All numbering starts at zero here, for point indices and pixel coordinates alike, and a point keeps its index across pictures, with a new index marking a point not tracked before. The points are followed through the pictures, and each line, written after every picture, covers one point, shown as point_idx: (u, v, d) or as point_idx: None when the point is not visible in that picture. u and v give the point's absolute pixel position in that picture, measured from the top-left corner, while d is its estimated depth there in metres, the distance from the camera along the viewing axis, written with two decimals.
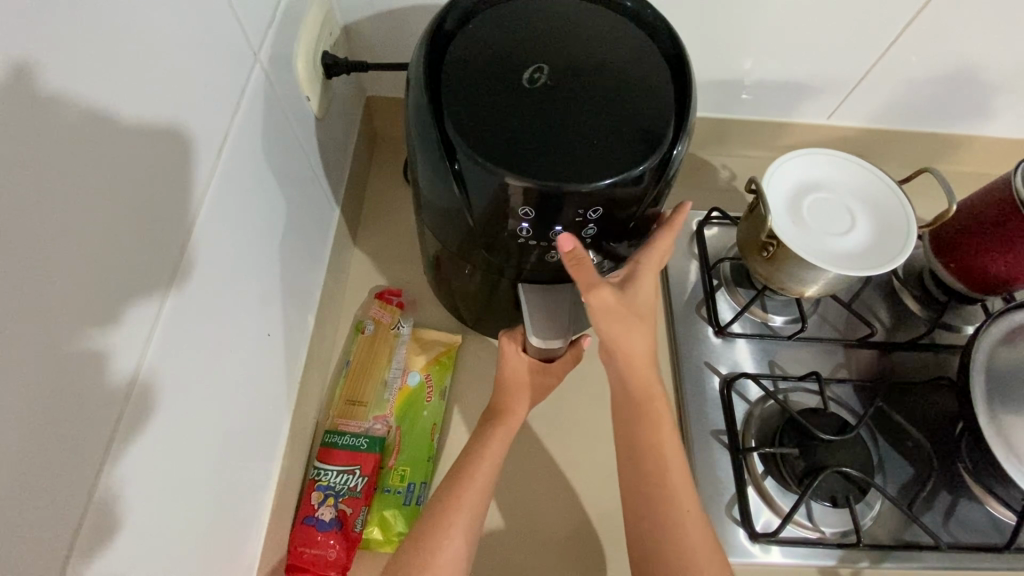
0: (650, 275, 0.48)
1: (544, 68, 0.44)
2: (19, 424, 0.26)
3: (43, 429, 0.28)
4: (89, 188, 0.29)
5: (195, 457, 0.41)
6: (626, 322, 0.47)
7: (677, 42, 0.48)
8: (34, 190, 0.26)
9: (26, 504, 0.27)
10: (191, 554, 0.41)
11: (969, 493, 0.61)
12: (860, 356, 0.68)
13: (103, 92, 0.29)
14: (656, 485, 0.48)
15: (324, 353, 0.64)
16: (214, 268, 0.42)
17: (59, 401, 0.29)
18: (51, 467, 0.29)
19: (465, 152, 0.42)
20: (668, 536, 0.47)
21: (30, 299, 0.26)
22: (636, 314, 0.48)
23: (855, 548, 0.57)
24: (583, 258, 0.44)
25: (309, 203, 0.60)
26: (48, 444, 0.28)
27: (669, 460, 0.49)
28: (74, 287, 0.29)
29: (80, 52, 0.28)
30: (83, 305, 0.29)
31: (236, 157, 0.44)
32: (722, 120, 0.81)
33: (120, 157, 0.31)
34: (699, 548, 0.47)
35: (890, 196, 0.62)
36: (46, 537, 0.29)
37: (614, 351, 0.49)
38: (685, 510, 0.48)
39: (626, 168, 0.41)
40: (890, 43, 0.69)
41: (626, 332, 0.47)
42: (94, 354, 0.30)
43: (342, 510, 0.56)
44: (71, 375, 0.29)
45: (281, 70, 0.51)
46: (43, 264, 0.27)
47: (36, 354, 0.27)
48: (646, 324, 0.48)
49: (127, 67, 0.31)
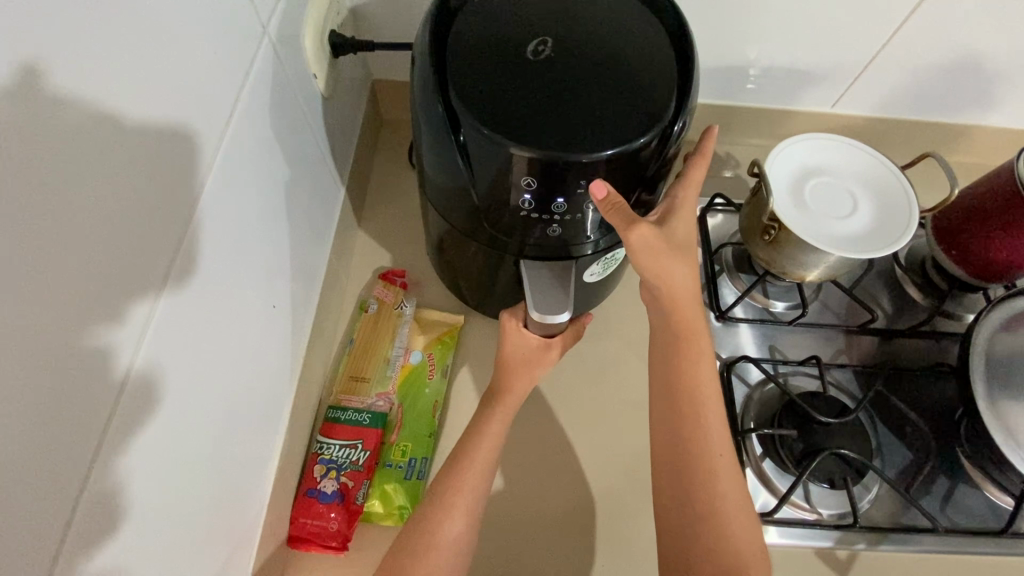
0: (686, 214, 0.50)
1: (548, 41, 0.45)
2: (22, 383, 0.26)
3: (49, 390, 0.28)
4: (91, 148, 0.29)
5: (199, 427, 0.41)
6: (664, 257, 0.47)
7: (679, 17, 0.48)
8: (31, 143, 0.26)
9: (30, 463, 0.27)
10: (194, 522, 0.42)
11: (968, 479, 0.62)
12: (860, 342, 0.69)
13: (107, 50, 0.29)
14: (693, 423, 0.48)
15: (328, 331, 0.65)
16: (220, 236, 0.43)
17: (60, 359, 0.28)
18: (52, 427, 0.29)
19: (470, 124, 0.42)
20: (706, 474, 0.46)
21: (31, 257, 0.26)
22: (676, 251, 0.48)
23: (852, 529, 0.57)
24: (618, 202, 0.43)
25: (315, 181, 0.60)
26: (48, 402, 0.28)
27: (707, 399, 0.48)
28: (79, 244, 0.29)
29: (84, 7, 0.28)
30: (82, 265, 0.29)
31: (243, 130, 0.45)
32: (726, 107, 0.81)
33: (123, 121, 0.31)
34: (729, 493, 0.46)
35: (891, 179, 0.62)
36: (47, 497, 0.29)
37: (660, 289, 0.49)
38: (719, 453, 0.47)
39: (628, 140, 0.42)
40: (896, 30, 0.70)
41: (670, 267, 0.48)
42: (94, 316, 0.30)
43: (344, 483, 0.57)
44: (73, 338, 0.29)
45: (289, 46, 0.52)
46: (46, 219, 0.27)
47: (35, 312, 0.27)
48: (687, 262, 0.49)
49: (130, 27, 0.31)
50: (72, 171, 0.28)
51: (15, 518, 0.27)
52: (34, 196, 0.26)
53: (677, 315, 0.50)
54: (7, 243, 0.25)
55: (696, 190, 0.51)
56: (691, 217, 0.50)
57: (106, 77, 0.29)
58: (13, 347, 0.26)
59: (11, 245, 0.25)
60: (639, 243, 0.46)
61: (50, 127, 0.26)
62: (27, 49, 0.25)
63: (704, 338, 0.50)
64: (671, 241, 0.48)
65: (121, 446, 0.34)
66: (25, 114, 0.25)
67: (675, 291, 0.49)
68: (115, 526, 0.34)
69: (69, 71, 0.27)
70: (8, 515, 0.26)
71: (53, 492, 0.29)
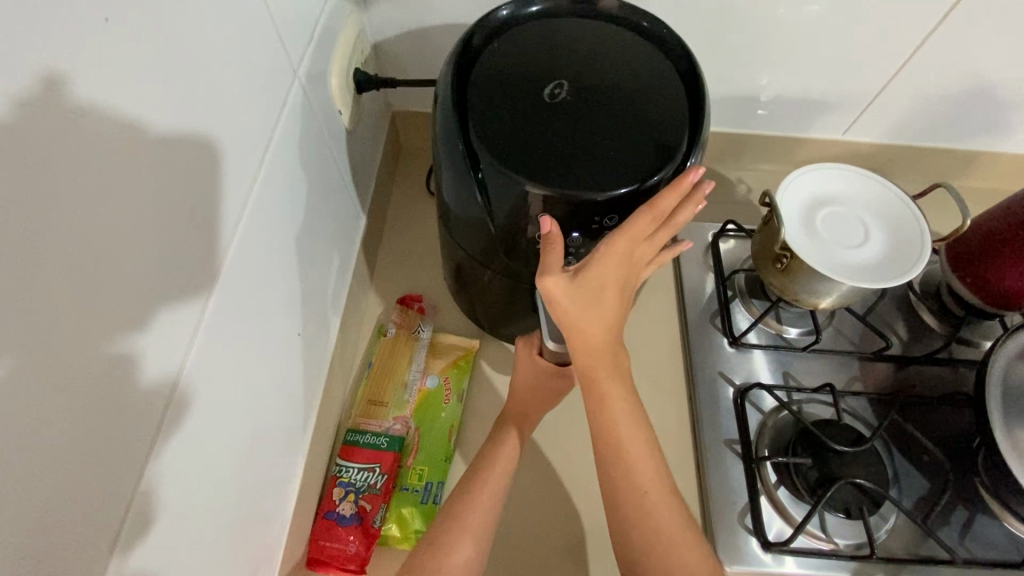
0: (614, 258, 0.42)
1: (564, 83, 0.47)
2: (75, 411, 0.28)
3: (97, 420, 0.30)
4: (133, 189, 0.31)
5: (225, 451, 0.43)
6: (579, 311, 0.42)
7: (691, 59, 0.50)
8: (85, 184, 0.27)
9: (77, 488, 0.29)
10: (219, 543, 0.43)
11: (987, 510, 0.61)
12: (875, 368, 0.69)
13: (153, 100, 0.31)
14: (622, 469, 0.45)
15: (348, 354, 0.67)
16: (250, 267, 0.45)
17: (108, 388, 0.30)
18: (99, 454, 0.30)
19: (489, 162, 0.44)
20: (631, 514, 0.45)
21: (80, 292, 0.28)
22: (595, 304, 0.42)
23: (869, 560, 0.56)
24: (556, 242, 0.42)
25: (338, 211, 0.63)
26: (90, 430, 0.29)
27: (629, 447, 0.45)
28: (122, 276, 0.31)
29: (136, 61, 0.30)
30: (127, 297, 0.31)
31: (274, 167, 0.47)
32: (738, 135, 0.82)
33: (164, 164, 0.33)
34: (661, 524, 0.45)
35: (903, 210, 0.63)
36: (88, 520, 0.30)
37: (574, 342, 0.44)
38: (642, 489, 0.45)
39: (641, 178, 0.43)
40: (906, 60, 0.71)
41: (583, 319, 0.42)
42: (134, 346, 0.32)
43: (361, 506, 0.58)
44: (113, 369, 0.30)
45: (317, 84, 0.55)
46: (92, 254, 0.28)
47: (81, 344, 0.28)
48: (607, 314, 0.43)
49: (176, 75, 0.33)
50: (120, 211, 0.30)
51: (58, 540, 0.28)
52: (91, 235, 0.28)
53: (597, 367, 0.44)
54: (69, 281, 0.27)
55: (649, 226, 0.42)
56: (633, 262, 0.43)
57: (150, 123, 0.31)
58: (61, 377, 0.27)
59: (72, 285, 0.27)
60: (547, 297, 0.42)
61: (105, 170, 0.29)
62: (80, 97, 0.26)
63: (618, 388, 0.45)
64: (591, 291, 0.41)
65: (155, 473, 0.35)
66: (85, 165, 0.27)
67: (590, 344, 0.43)
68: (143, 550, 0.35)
69: (125, 124, 0.29)
70: (54, 534, 0.28)
71: (95, 515, 0.31)
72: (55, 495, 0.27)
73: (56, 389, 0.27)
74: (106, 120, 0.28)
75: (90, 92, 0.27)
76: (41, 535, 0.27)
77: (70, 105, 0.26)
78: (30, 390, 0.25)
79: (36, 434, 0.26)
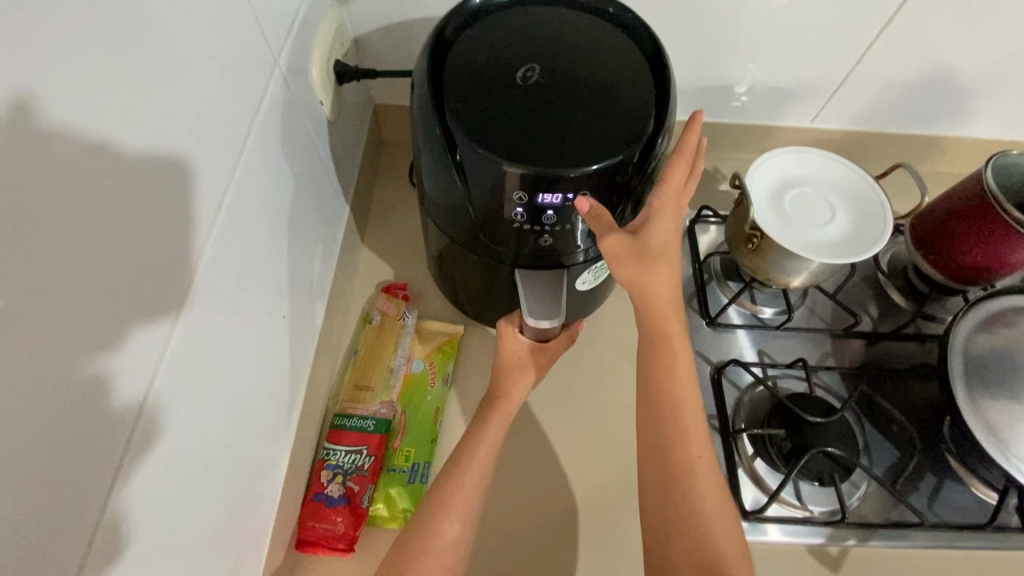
0: (667, 221, 0.49)
1: (536, 68, 0.49)
2: (58, 377, 0.29)
3: (81, 388, 0.31)
4: (112, 166, 0.32)
5: (210, 428, 0.44)
6: (643, 267, 0.47)
7: (657, 42, 0.52)
8: (60, 159, 0.28)
9: (65, 448, 0.30)
10: (207, 520, 0.44)
11: (954, 475, 0.64)
12: (847, 345, 0.71)
13: (135, 75, 0.33)
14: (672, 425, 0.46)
15: (333, 342, 0.68)
16: (232, 248, 0.46)
17: (94, 356, 0.31)
18: (85, 418, 0.31)
19: (466, 145, 0.46)
20: (682, 476, 0.45)
21: (56, 265, 0.29)
22: (655, 260, 0.47)
23: (842, 525, 0.59)
24: (601, 214, 0.46)
25: (321, 200, 0.64)
26: (70, 401, 0.30)
27: (686, 408, 0.46)
28: (105, 247, 0.32)
29: (115, 36, 0.31)
30: (109, 267, 0.32)
31: (256, 153, 0.49)
32: (712, 125, 0.85)
33: (144, 140, 0.34)
34: (705, 489, 0.45)
35: (867, 189, 0.65)
36: (74, 486, 0.31)
37: (639, 298, 0.48)
38: (695, 453, 0.45)
39: (612, 155, 0.45)
40: (867, 49, 0.74)
41: (647, 275, 0.47)
42: (118, 315, 0.33)
43: (349, 488, 0.59)
44: (97, 337, 0.31)
45: (298, 75, 0.56)
46: (69, 227, 0.29)
47: (63, 310, 0.29)
48: (668, 270, 0.48)
49: (154, 53, 0.34)
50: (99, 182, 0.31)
51: (44, 502, 0.29)
52: (70, 205, 0.29)
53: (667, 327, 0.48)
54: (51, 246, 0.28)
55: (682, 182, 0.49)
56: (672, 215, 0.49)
57: (134, 97, 0.33)
58: (38, 346, 0.28)
59: (51, 253, 0.28)
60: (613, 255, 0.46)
61: (91, 146, 0.30)
62: (60, 69, 0.28)
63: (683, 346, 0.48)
64: (653, 248, 0.47)
65: (142, 446, 0.36)
66: (70, 135, 0.29)
67: (654, 302, 0.48)
68: (133, 520, 0.36)
69: (107, 93, 0.31)
70: (44, 491, 0.29)
71: (82, 482, 0.32)
72: (41, 453, 0.29)
73: (41, 351, 0.28)
74: (89, 90, 0.29)
75: (69, 63, 0.28)
76: (28, 499, 0.28)
77: (55, 78, 0.27)
78: (6, 356, 0.26)
79: (23, 393, 0.27)
